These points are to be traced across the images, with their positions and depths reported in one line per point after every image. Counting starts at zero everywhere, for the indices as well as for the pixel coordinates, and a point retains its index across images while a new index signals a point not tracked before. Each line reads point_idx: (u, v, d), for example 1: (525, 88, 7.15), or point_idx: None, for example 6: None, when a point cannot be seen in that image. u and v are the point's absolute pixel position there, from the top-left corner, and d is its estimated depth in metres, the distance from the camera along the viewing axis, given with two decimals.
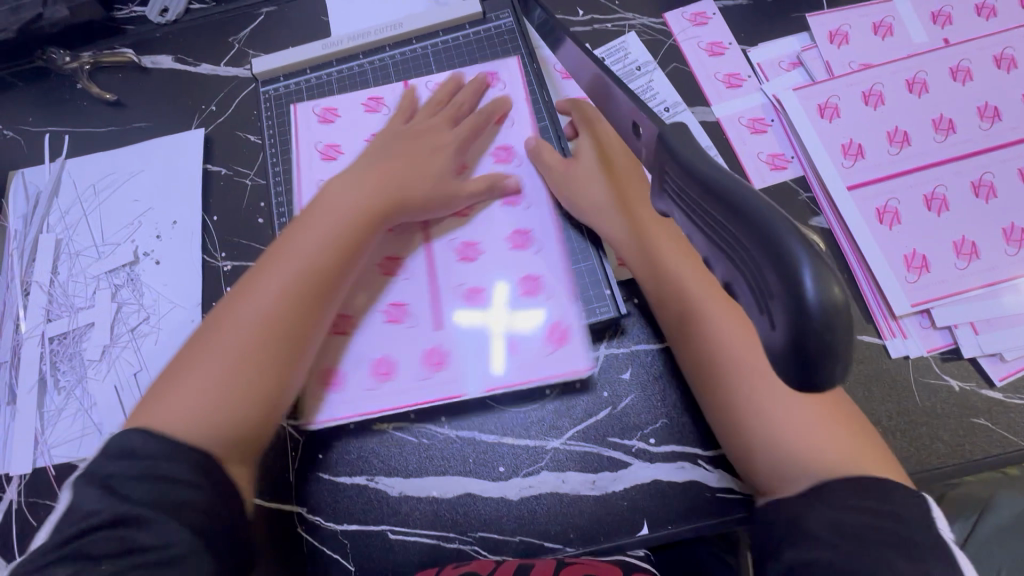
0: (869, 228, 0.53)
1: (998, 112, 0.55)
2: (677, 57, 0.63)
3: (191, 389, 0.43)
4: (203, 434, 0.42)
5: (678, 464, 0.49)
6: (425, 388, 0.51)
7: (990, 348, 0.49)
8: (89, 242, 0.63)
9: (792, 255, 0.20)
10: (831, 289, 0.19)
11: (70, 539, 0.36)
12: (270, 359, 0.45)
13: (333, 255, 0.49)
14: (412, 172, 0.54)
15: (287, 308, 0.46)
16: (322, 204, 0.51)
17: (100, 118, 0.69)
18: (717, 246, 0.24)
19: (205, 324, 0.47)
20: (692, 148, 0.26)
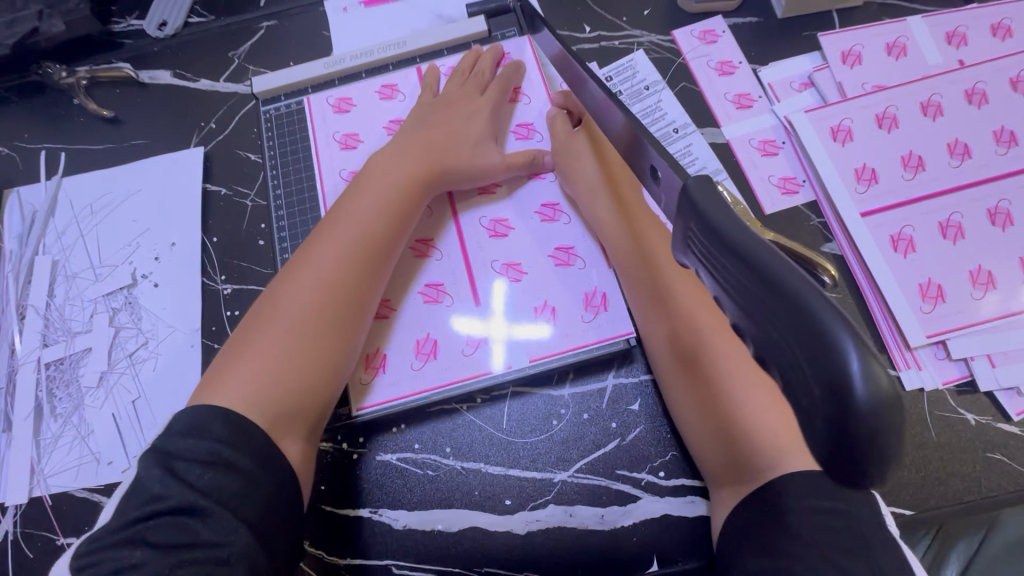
0: (884, 256, 0.52)
1: (1014, 136, 0.54)
2: (686, 76, 0.61)
3: (255, 364, 0.45)
4: (267, 406, 0.43)
5: (688, 499, 0.48)
6: (420, 378, 0.51)
7: (1007, 381, 0.48)
8: (86, 264, 0.62)
9: (836, 338, 0.19)
10: (880, 389, 0.18)
11: (138, 520, 0.38)
12: (327, 333, 0.47)
13: (368, 235, 0.50)
14: (439, 152, 0.55)
15: (330, 287, 0.48)
16: (366, 186, 0.53)
17: (97, 135, 0.68)
18: (747, 314, 0.22)
19: (246, 318, 0.48)
20: (724, 210, 0.24)
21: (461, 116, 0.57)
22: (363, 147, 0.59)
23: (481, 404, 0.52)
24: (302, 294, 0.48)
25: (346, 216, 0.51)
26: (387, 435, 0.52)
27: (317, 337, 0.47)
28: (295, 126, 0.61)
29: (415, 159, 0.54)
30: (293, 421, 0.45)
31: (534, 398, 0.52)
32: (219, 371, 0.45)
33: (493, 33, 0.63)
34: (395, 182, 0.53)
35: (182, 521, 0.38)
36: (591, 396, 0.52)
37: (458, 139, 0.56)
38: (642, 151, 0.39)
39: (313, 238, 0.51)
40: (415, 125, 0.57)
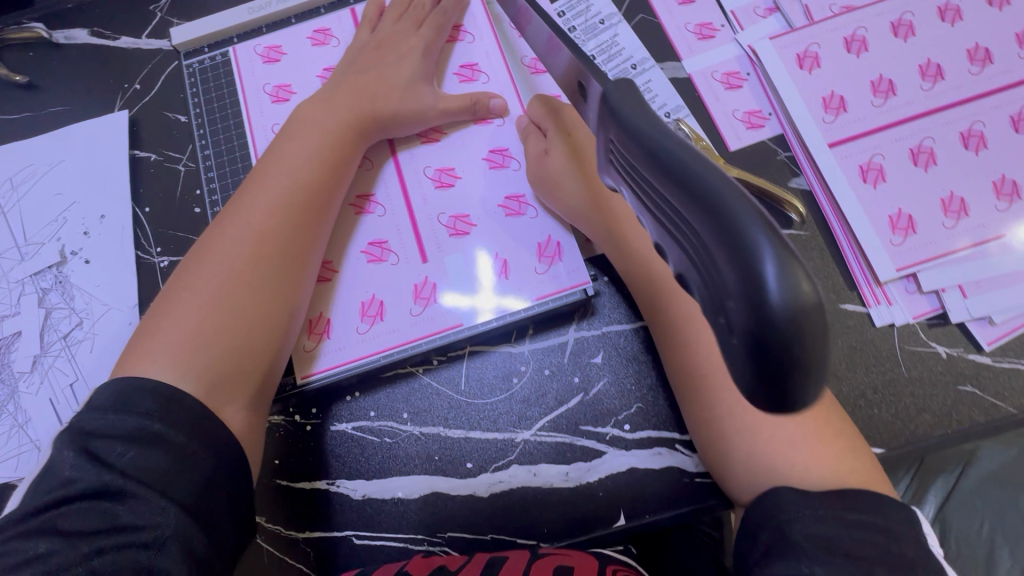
0: (852, 187, 0.49)
1: (989, 54, 0.51)
2: (644, 7, 0.57)
3: (186, 327, 0.41)
4: (202, 371, 0.40)
5: (655, 451, 0.47)
6: (369, 341, 0.49)
7: (978, 311, 0.46)
8: (10, 243, 0.57)
9: (747, 233, 0.17)
10: (798, 287, 0.16)
11: (48, 508, 0.35)
12: (265, 290, 0.44)
13: (301, 185, 0.47)
14: (375, 96, 0.51)
15: (262, 245, 0.44)
16: (296, 134, 0.49)
17: (12, 103, 0.62)
18: (664, 223, 0.21)
19: (171, 281, 0.45)
20: (638, 108, 0.22)
21: (396, 56, 0.53)
22: (296, 99, 0.55)
23: (437, 366, 0.50)
24: (232, 251, 0.44)
25: (277, 167, 0.47)
26: (341, 403, 0.49)
27: (251, 296, 0.43)
28: (220, 81, 0.56)
29: (347, 106, 0.50)
30: (232, 390, 0.42)
31: (493, 357, 0.50)
32: (143, 338, 0.42)
33: None
34: (328, 129, 0.49)
35: (100, 506, 0.35)
36: (552, 352, 0.49)
37: (393, 83, 0.51)
38: (574, 72, 0.36)
39: (241, 190, 0.47)
40: (342, 73, 0.53)
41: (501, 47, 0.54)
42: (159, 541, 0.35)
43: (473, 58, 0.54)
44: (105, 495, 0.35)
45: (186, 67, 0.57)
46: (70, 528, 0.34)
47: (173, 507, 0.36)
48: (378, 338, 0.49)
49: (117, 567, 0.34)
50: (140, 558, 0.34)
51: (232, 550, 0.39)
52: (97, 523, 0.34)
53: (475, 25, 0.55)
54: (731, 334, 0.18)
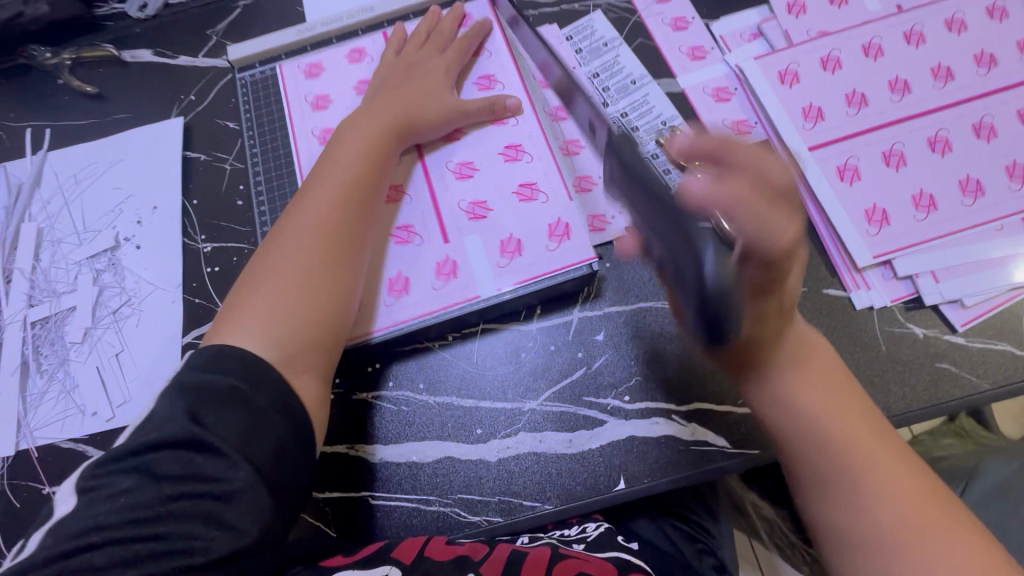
0: (831, 184, 0.54)
1: (951, 72, 0.57)
2: (642, 33, 0.64)
3: (264, 301, 0.47)
4: (281, 342, 0.45)
5: (652, 420, 0.50)
6: (389, 311, 0.53)
7: (950, 294, 0.50)
8: (71, 229, 0.64)
9: (701, 241, 0.31)
10: (723, 268, 0.31)
11: (143, 451, 0.39)
12: (333, 269, 0.49)
13: (358, 178, 0.53)
14: (409, 100, 0.57)
15: (328, 230, 0.50)
16: (344, 138, 0.55)
17: (81, 111, 0.70)
18: (660, 243, 0.37)
19: (247, 268, 0.50)
20: (634, 156, 0.39)
21: (422, 70, 0.60)
22: (333, 106, 0.62)
23: (452, 341, 0.54)
24: (303, 237, 0.49)
25: (332, 164, 0.53)
26: (364, 374, 0.54)
27: (323, 276, 0.48)
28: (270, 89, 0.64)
29: (387, 110, 0.57)
30: (306, 362, 0.46)
31: (503, 334, 0.54)
32: (226, 318, 0.47)
33: None
34: (375, 131, 0.55)
35: (186, 456, 0.39)
36: (558, 329, 0.54)
37: (418, 91, 0.58)
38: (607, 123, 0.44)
39: (304, 186, 0.53)
40: (378, 87, 0.60)
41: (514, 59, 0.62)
42: (230, 493, 0.38)
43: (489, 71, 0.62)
44: (190, 447, 0.39)
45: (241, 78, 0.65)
46: (159, 472, 0.38)
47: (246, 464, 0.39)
48: (399, 310, 0.53)
49: (192, 513, 0.37)
50: (211, 508, 0.38)
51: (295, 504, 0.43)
52: (180, 470, 0.38)
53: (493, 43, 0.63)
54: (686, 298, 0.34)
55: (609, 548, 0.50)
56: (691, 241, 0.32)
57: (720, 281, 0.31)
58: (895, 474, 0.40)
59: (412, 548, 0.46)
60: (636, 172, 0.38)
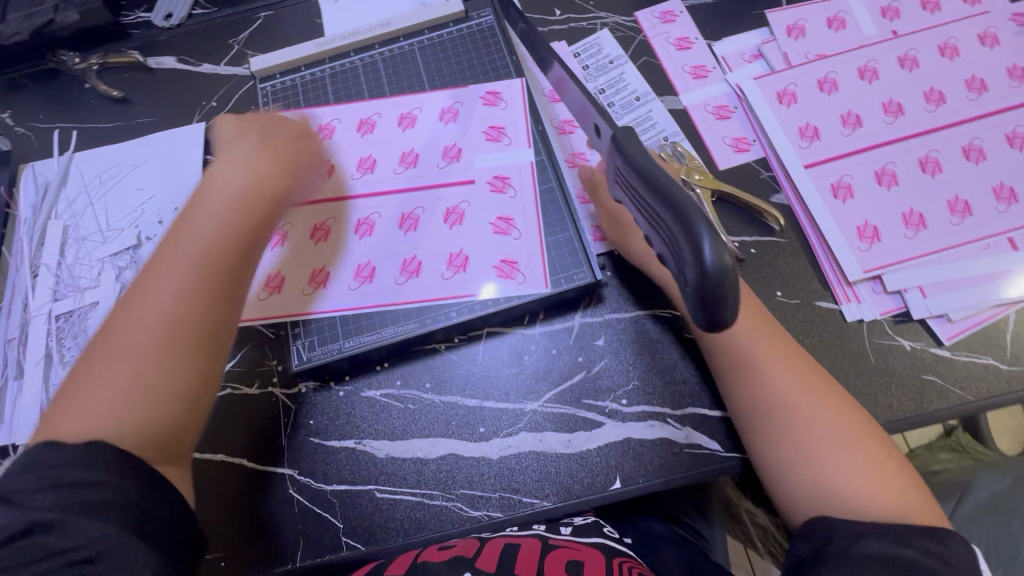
0: (825, 201, 0.57)
1: (942, 96, 0.59)
2: (647, 51, 0.67)
3: (96, 397, 0.41)
4: (129, 433, 0.41)
5: (649, 423, 0.52)
6: (355, 296, 0.58)
7: (937, 309, 0.52)
8: (95, 228, 0.66)
9: (695, 228, 0.26)
10: (725, 258, 0.25)
11: None
12: (182, 351, 0.44)
13: (227, 246, 0.48)
14: (284, 162, 0.54)
15: (185, 307, 0.45)
16: (199, 203, 0.50)
17: (106, 114, 0.73)
18: (659, 234, 0.30)
19: (88, 350, 0.44)
20: (638, 147, 0.31)
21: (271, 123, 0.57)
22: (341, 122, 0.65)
23: (458, 343, 0.57)
24: (149, 317, 0.44)
25: (189, 232, 0.48)
26: (373, 372, 0.56)
27: (173, 360, 0.43)
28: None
29: (247, 170, 0.52)
30: (156, 452, 0.42)
31: (507, 337, 0.56)
32: (61, 409, 0.42)
33: (469, 13, 0.69)
34: (236, 195, 0.51)
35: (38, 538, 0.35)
36: (560, 334, 0.56)
37: (289, 158, 0.56)
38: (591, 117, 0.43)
39: (155, 259, 0.47)
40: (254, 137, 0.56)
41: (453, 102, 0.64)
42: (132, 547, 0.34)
43: (423, 109, 0.64)
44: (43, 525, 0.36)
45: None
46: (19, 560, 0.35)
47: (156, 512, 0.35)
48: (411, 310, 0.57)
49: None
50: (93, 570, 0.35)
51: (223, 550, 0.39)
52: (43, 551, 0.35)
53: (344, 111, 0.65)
54: (685, 287, 0.28)
55: (594, 535, 0.54)
56: (685, 220, 0.27)
57: (722, 272, 0.25)
58: (809, 385, 0.46)
59: (402, 565, 0.47)
60: (629, 158, 0.31)
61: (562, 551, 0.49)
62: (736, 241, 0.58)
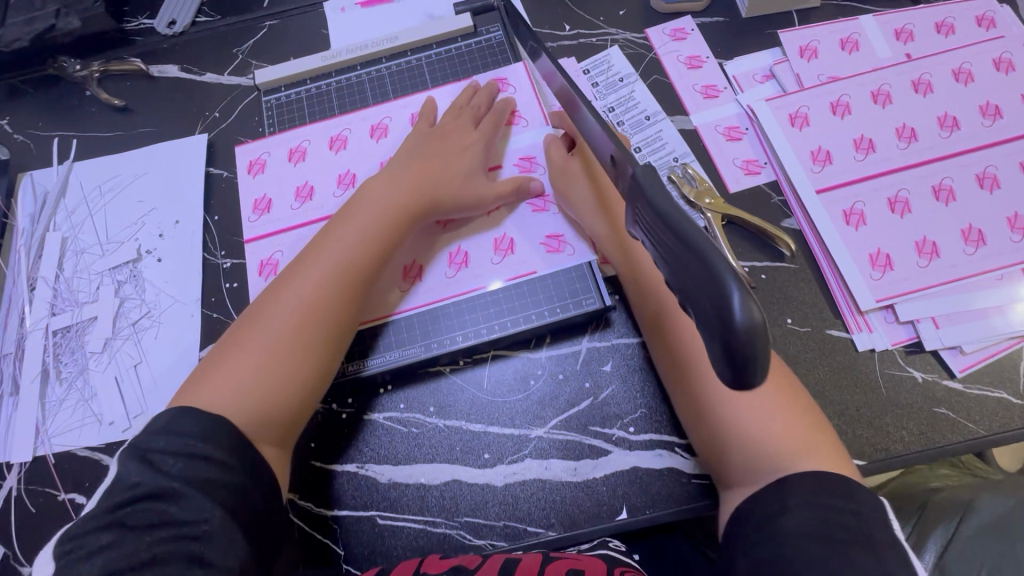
0: (837, 228, 0.56)
1: (956, 121, 0.58)
2: (657, 69, 0.66)
3: (233, 372, 0.48)
4: (255, 408, 0.47)
5: (656, 452, 0.51)
6: (457, 284, 0.58)
7: (950, 341, 0.52)
8: (94, 240, 0.65)
9: (721, 279, 0.25)
10: (753, 312, 0.24)
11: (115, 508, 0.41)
12: (306, 346, 0.50)
13: (358, 255, 0.53)
14: (443, 171, 0.58)
15: (316, 308, 0.51)
16: (348, 215, 0.56)
17: (107, 123, 0.72)
18: (682, 281, 0.28)
19: (233, 330, 0.52)
20: (662, 191, 0.30)
21: (457, 142, 0.60)
22: (349, 144, 0.64)
23: (463, 366, 0.56)
24: (285, 313, 0.50)
25: (331, 241, 0.54)
26: (376, 395, 0.55)
27: (296, 354, 0.49)
28: (260, 169, 0.64)
29: (406, 183, 0.57)
30: (272, 428, 0.48)
31: (513, 361, 0.56)
32: (203, 378, 0.49)
33: (479, 28, 0.69)
34: (383, 207, 0.55)
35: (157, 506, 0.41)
36: (567, 358, 0.55)
37: (442, 159, 0.59)
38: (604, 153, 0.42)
39: (299, 261, 0.54)
40: (411, 153, 0.60)
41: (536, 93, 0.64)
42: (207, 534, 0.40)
43: (437, 103, 0.65)
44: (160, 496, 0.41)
45: (240, 154, 0.66)
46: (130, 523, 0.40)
47: (217, 507, 0.41)
48: (417, 333, 0.56)
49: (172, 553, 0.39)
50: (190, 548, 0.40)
51: (272, 538, 0.45)
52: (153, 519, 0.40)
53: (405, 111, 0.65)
54: (708, 339, 0.26)
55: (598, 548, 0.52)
56: (703, 264, 0.26)
57: (751, 327, 0.24)
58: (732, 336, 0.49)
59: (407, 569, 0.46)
60: (648, 199, 0.31)
61: (561, 562, 0.46)
62: (746, 265, 0.57)
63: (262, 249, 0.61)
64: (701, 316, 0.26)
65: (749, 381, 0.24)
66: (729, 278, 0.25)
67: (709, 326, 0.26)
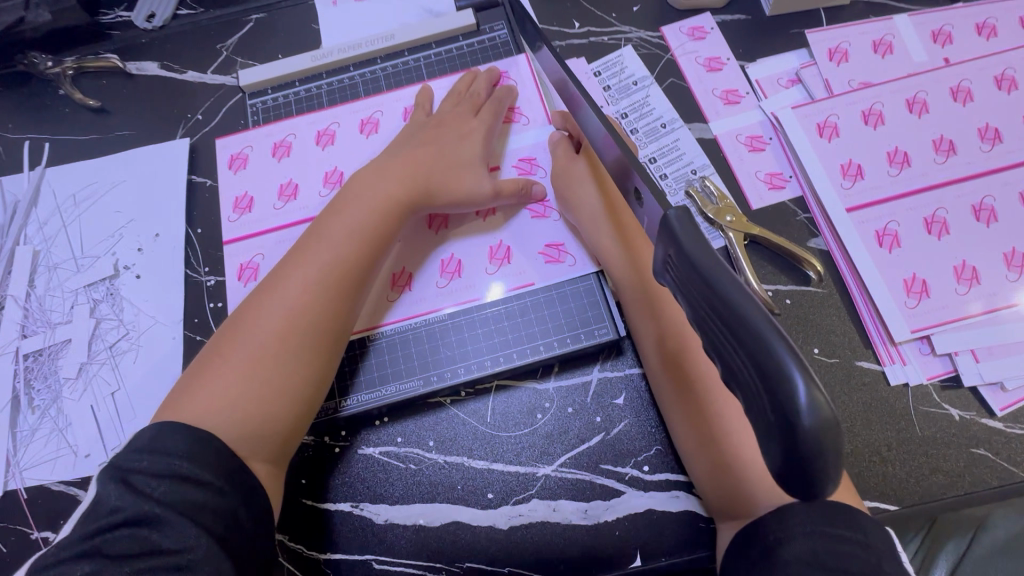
0: (869, 250, 0.52)
1: (998, 134, 0.54)
2: (675, 72, 0.61)
3: (215, 385, 0.43)
4: (239, 430, 0.42)
5: (673, 493, 0.48)
6: (447, 293, 0.54)
7: (990, 376, 0.48)
8: (68, 255, 0.61)
9: (784, 367, 0.22)
10: (821, 408, 0.21)
11: (94, 534, 0.36)
12: (295, 359, 0.45)
13: (353, 255, 0.49)
14: (439, 167, 0.53)
15: (306, 316, 0.46)
16: (342, 211, 0.50)
17: (82, 125, 0.67)
18: (724, 352, 0.25)
19: (212, 342, 0.46)
20: (700, 242, 0.27)
21: (456, 135, 0.55)
22: (337, 142, 0.59)
23: (465, 398, 0.52)
24: (272, 322, 0.45)
25: (320, 240, 0.49)
26: (371, 428, 0.52)
27: (285, 369, 0.44)
28: (242, 164, 0.59)
29: (400, 181, 0.52)
30: (259, 448, 0.43)
31: (518, 392, 0.52)
32: (178, 397, 0.43)
33: (482, 26, 0.64)
34: (378, 204, 0.50)
35: (141, 533, 0.36)
36: (576, 389, 0.51)
37: (437, 155, 0.54)
38: (629, 177, 0.39)
39: (286, 262, 0.49)
40: (404, 145, 0.55)
41: (540, 88, 0.60)
42: (192, 564, 0.36)
43: (433, 94, 0.60)
44: (143, 523, 0.36)
45: (218, 148, 0.61)
46: (110, 552, 0.36)
47: (203, 534, 0.37)
48: (414, 365, 0.52)
49: None
50: None
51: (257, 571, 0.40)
52: (134, 547, 0.36)
53: (397, 105, 0.60)
54: (760, 428, 0.23)
55: None
56: (763, 353, 0.22)
57: (821, 427, 0.21)
58: None
59: None
60: (684, 248, 0.27)
61: None
62: (770, 289, 0.53)
63: (242, 251, 0.56)
64: (753, 401, 0.23)
65: (813, 482, 0.22)
66: (794, 371, 0.21)
67: (763, 415, 0.23)
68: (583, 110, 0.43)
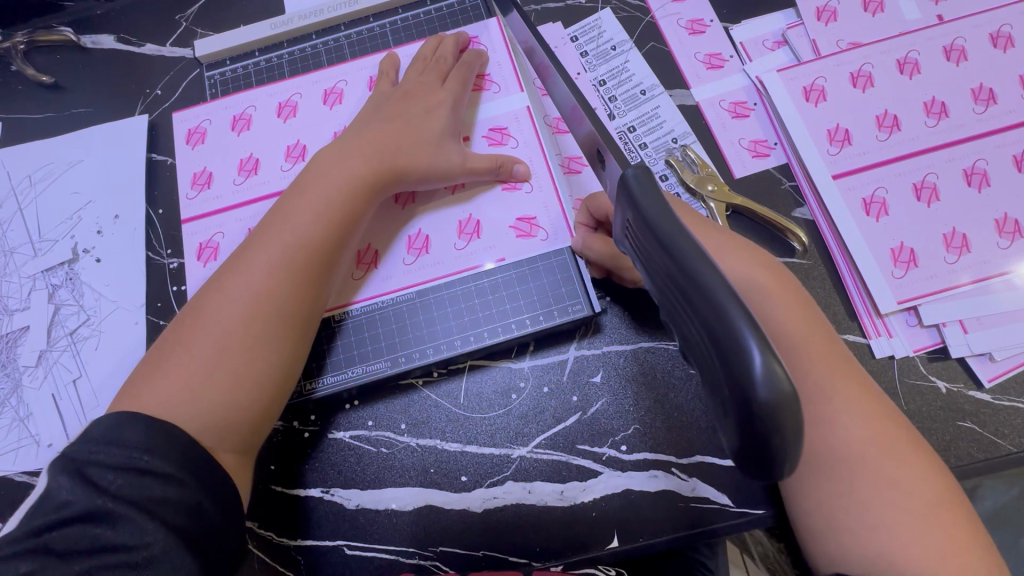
0: (856, 218, 0.49)
1: (993, 95, 0.52)
2: (655, 35, 0.58)
3: (177, 375, 0.41)
4: (204, 418, 0.40)
5: (651, 473, 0.46)
6: (414, 272, 0.51)
7: (979, 347, 0.46)
8: (24, 239, 0.58)
9: (739, 337, 0.20)
10: (777, 379, 0.19)
11: (41, 531, 0.35)
12: (258, 342, 0.42)
13: (316, 231, 0.45)
14: (402, 136, 0.50)
15: (267, 297, 0.43)
16: (305, 186, 0.47)
17: (37, 103, 0.64)
18: (686, 320, 0.23)
19: (170, 328, 0.44)
20: (658, 203, 0.24)
21: (421, 104, 0.52)
22: (299, 115, 0.56)
23: (438, 378, 0.50)
24: (231, 305, 0.43)
25: (281, 217, 0.46)
26: (342, 412, 0.50)
27: (247, 352, 0.42)
28: (200, 139, 0.56)
29: (363, 153, 0.48)
30: (228, 438, 0.41)
31: (492, 372, 0.50)
32: (136, 386, 0.41)
33: None
34: (341, 177, 0.47)
35: (91, 530, 0.34)
36: (552, 369, 0.50)
37: (401, 125, 0.51)
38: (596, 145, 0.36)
39: (248, 241, 0.46)
40: (367, 117, 0.52)
41: (511, 54, 0.57)
42: (148, 561, 0.34)
43: (400, 62, 0.57)
44: (93, 518, 0.35)
45: (175, 122, 0.58)
46: (59, 549, 0.34)
47: (158, 529, 0.35)
48: (382, 346, 0.50)
49: None
50: None
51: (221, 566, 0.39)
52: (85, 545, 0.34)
53: (362, 74, 0.57)
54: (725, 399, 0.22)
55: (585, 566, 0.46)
56: (718, 322, 0.20)
57: (776, 398, 0.19)
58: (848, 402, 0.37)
59: None
60: (642, 211, 0.25)
61: None
62: None
63: (200, 230, 0.54)
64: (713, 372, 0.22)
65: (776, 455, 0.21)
66: (748, 342, 0.20)
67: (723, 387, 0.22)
68: (551, 76, 0.41)
